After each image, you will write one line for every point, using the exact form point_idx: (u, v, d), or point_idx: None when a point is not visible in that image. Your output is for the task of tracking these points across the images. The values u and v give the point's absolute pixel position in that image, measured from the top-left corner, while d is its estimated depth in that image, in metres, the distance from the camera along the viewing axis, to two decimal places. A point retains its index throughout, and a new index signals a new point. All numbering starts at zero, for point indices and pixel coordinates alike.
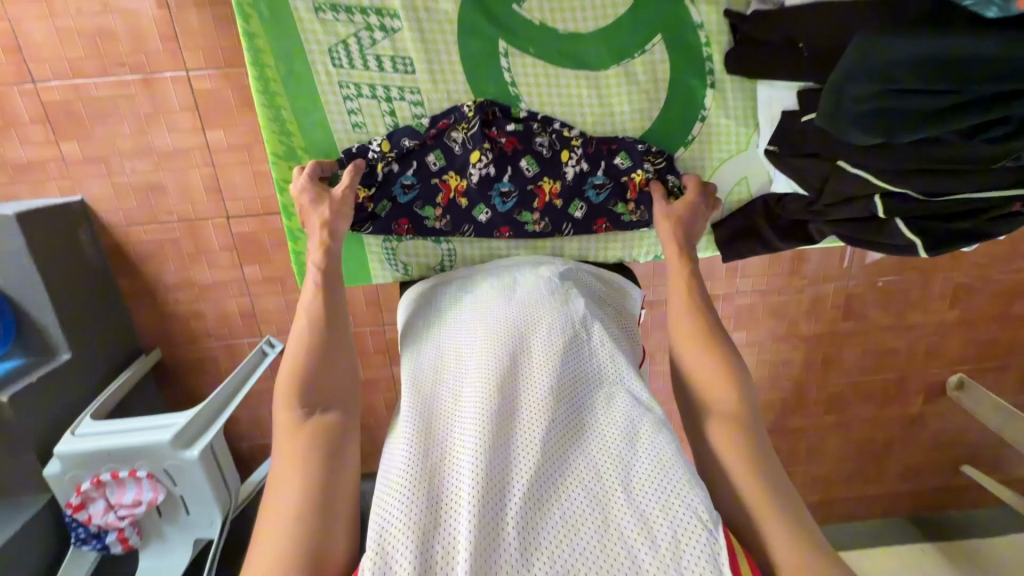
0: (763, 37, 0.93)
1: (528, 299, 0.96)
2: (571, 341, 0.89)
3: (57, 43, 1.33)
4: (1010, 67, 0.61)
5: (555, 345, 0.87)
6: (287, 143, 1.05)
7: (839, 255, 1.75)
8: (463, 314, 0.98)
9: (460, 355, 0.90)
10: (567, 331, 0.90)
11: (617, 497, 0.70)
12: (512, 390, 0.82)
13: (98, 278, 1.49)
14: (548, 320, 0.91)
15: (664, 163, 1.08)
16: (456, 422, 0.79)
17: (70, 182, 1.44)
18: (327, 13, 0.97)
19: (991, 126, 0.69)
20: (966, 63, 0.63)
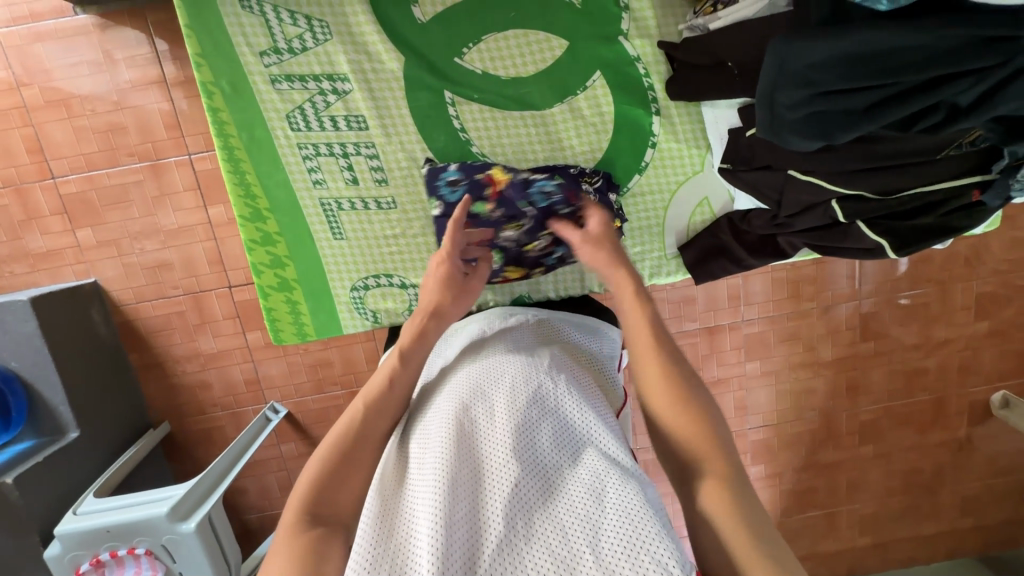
0: (696, 61, 0.94)
1: (493, 359, 0.94)
2: (536, 396, 0.85)
3: (75, 141, 1.46)
4: (925, 53, 0.61)
5: (518, 402, 0.84)
6: (254, 206, 1.08)
7: (845, 274, 1.70)
8: (433, 382, 0.96)
9: (424, 423, 0.87)
10: (530, 386, 0.87)
11: (584, 562, 0.63)
12: (473, 453, 0.78)
13: (108, 355, 1.55)
14: (511, 376, 0.88)
15: (601, 181, 1.08)
16: (417, 497, 0.75)
17: (84, 266, 1.53)
18: (282, 83, 1.03)
19: (919, 118, 0.68)
20: (883, 56, 0.63)
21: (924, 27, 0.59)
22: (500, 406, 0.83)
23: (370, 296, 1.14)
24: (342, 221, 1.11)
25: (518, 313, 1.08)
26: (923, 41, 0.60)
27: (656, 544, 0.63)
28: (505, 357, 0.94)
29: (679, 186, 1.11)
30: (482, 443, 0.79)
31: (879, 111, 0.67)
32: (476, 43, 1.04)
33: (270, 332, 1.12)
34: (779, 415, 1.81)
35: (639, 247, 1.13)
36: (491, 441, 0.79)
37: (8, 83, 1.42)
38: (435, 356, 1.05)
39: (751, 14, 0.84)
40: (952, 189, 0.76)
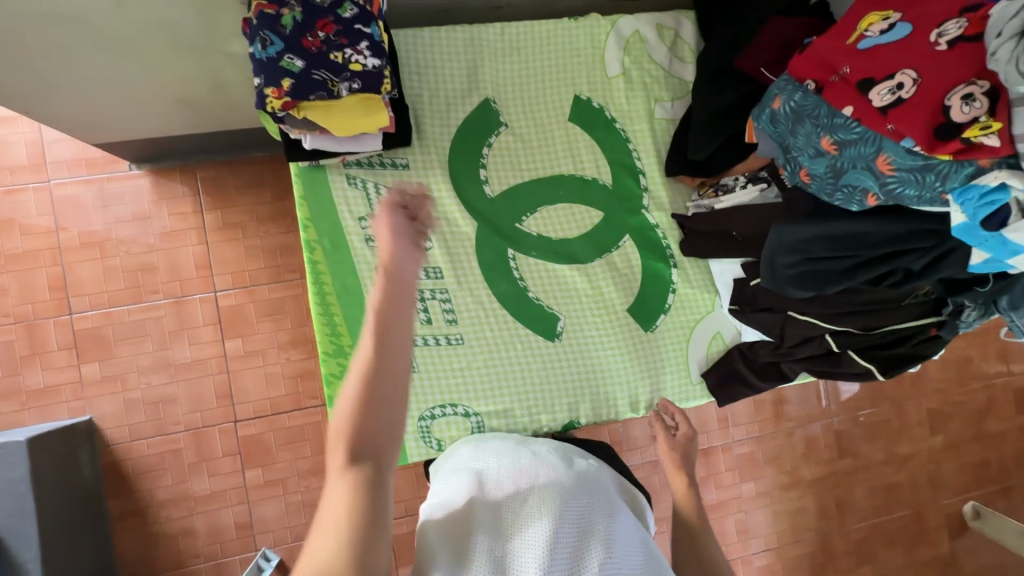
0: (708, 229, 1.14)
1: (588, 476, 0.91)
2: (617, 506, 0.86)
3: (101, 279, 1.51)
4: (886, 238, 0.85)
5: (604, 506, 0.83)
6: (335, 342, 1.06)
7: (815, 396, 1.88)
8: (507, 459, 0.93)
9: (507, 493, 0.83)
10: (610, 496, 0.88)
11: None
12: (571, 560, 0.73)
13: (87, 501, 1.43)
14: (608, 501, 0.85)
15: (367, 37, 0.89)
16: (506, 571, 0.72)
17: (82, 403, 1.49)
18: (375, 240, 1.09)
19: (885, 277, 0.91)
20: (856, 236, 0.86)
21: (878, 221, 0.85)
22: (588, 503, 0.83)
23: (438, 426, 1.08)
24: (416, 356, 1.09)
25: (571, 446, 1.06)
26: (880, 228, 0.85)
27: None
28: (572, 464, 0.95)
29: (694, 324, 1.23)
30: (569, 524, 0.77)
31: (856, 271, 0.89)
32: (533, 212, 1.18)
33: None
34: (779, 538, 1.84)
35: (670, 374, 1.20)
36: (582, 526, 0.78)
37: (47, 227, 1.50)
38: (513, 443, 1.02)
39: (749, 199, 1.07)
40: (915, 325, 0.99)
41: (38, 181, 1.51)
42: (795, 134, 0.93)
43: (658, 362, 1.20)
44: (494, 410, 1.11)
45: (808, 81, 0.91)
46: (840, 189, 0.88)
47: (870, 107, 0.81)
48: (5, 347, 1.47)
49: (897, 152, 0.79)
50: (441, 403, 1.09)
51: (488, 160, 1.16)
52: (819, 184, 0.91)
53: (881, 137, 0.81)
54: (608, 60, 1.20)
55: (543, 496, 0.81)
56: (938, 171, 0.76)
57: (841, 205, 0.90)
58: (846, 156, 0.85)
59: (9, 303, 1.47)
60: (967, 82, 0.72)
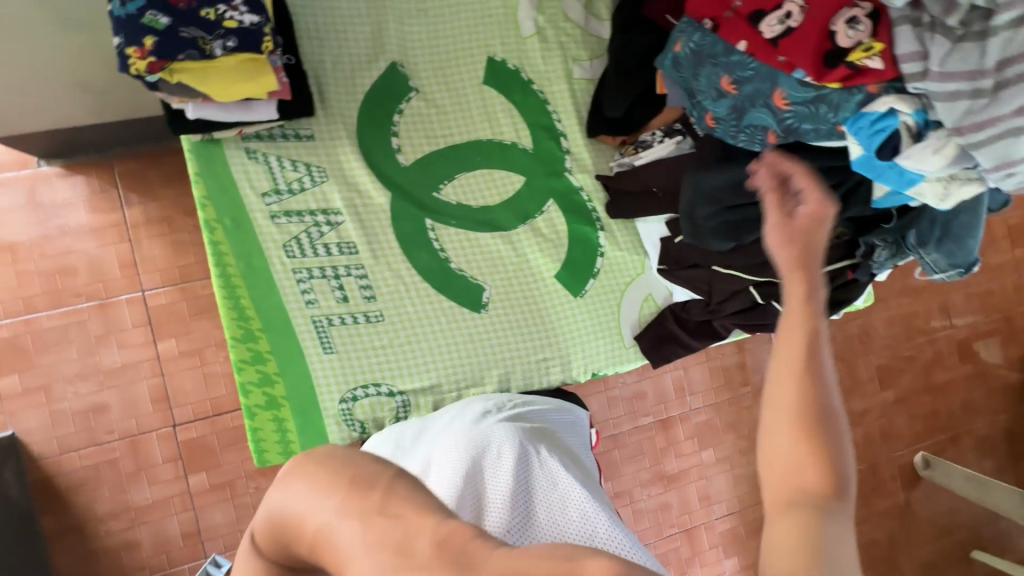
0: (631, 187, 1.13)
1: (468, 406, 1.03)
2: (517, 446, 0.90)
3: (14, 285, 1.42)
4: None
5: (503, 464, 0.87)
6: (245, 326, 1.01)
7: (769, 359, 1.91)
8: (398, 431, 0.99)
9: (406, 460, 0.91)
10: (512, 437, 0.92)
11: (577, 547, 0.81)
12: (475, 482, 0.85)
13: (15, 520, 1.34)
14: (487, 412, 0.99)
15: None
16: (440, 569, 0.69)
17: (2, 418, 1.39)
18: (281, 217, 1.04)
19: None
20: None
21: (784, 159, 0.89)
22: (487, 462, 0.88)
23: (360, 407, 1.04)
24: (333, 336, 1.05)
25: (494, 398, 1.06)
26: None
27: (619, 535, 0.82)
28: (474, 419, 0.97)
29: (625, 287, 1.21)
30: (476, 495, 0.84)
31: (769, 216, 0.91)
32: (451, 180, 1.14)
33: (254, 457, 0.99)
34: (741, 502, 1.86)
35: (602, 340, 1.18)
36: (472, 448, 0.89)
37: None
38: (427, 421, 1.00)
39: (667, 152, 1.07)
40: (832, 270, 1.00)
41: None
42: (698, 78, 0.98)
43: (589, 327, 1.18)
44: (419, 388, 1.07)
45: (705, 20, 0.94)
46: (743, 130, 0.94)
47: (761, 40, 0.86)
48: None
49: (789, 85, 0.86)
50: (362, 383, 1.05)
51: (400, 128, 1.11)
52: (723, 127, 0.97)
53: (774, 71, 0.87)
54: (521, 20, 1.17)
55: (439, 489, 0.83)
56: (830, 101, 0.82)
57: (744, 145, 0.96)
58: (748, 92, 0.91)
59: None
60: (851, 7, 0.78)
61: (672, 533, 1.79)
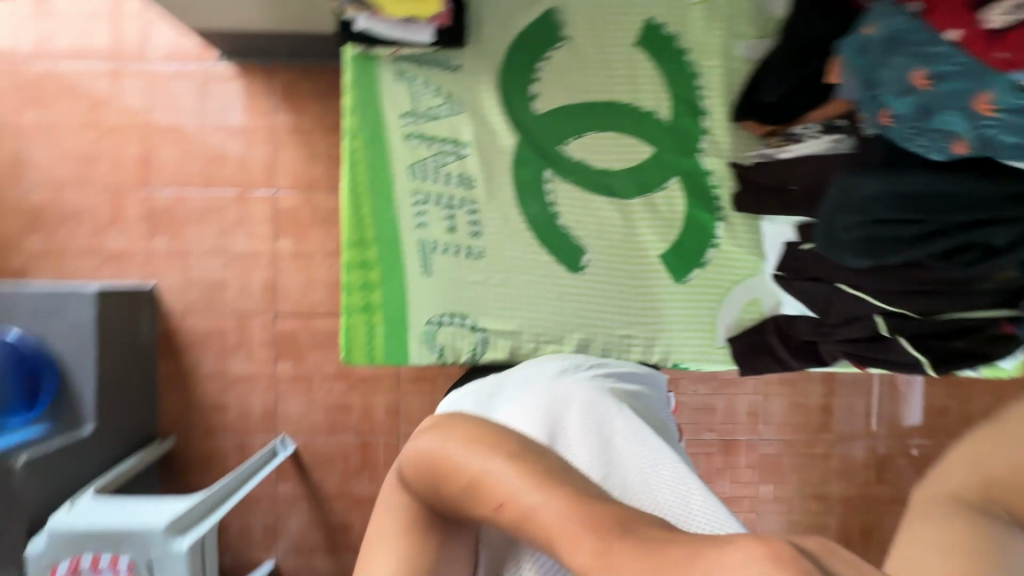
0: (772, 180, 1.04)
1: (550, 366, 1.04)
2: (598, 402, 0.90)
3: (179, 162, 1.63)
4: (970, 203, 0.73)
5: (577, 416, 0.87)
6: (361, 231, 1.09)
7: (863, 413, 1.73)
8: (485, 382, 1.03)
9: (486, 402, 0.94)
10: (592, 393, 0.91)
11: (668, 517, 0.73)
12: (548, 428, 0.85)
13: (141, 358, 1.58)
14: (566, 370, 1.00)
15: None
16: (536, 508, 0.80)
17: (148, 272, 1.63)
18: (414, 138, 1.09)
19: (957, 253, 0.79)
20: (934, 199, 0.75)
21: (957, 178, 0.74)
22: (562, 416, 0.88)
23: (442, 333, 1.10)
24: (434, 262, 1.10)
25: (572, 358, 1.06)
26: (963, 191, 0.73)
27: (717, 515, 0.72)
28: (553, 375, 0.98)
29: (732, 285, 1.16)
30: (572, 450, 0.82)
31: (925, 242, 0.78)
32: (578, 136, 1.13)
33: (342, 350, 1.08)
34: None
35: (692, 332, 1.15)
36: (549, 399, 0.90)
37: (140, 107, 1.63)
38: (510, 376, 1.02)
39: (817, 150, 0.96)
40: (986, 318, 0.87)
41: (138, 62, 1.63)
42: (885, 66, 0.80)
43: (679, 316, 1.15)
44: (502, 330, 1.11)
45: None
46: (924, 135, 0.76)
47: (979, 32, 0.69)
48: (93, 209, 1.63)
49: (1001, 89, 0.69)
50: (450, 311, 1.11)
51: (542, 75, 1.11)
52: (899, 128, 0.79)
53: (984, 70, 0.70)
54: None
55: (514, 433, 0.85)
56: None
57: (919, 154, 0.78)
58: (942, 92, 0.73)
59: (101, 171, 1.63)
60: None
61: None
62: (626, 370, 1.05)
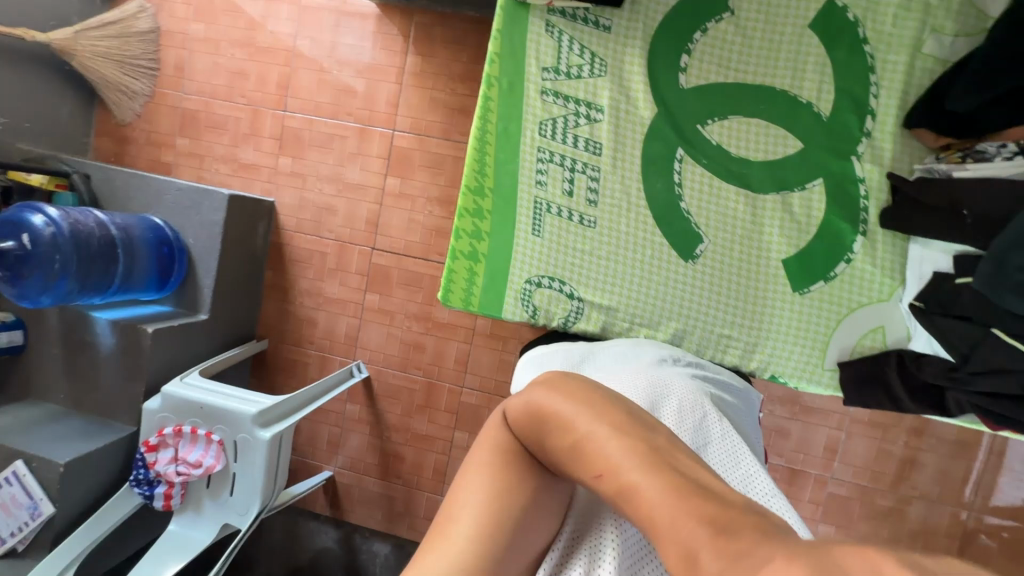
0: (929, 201, 0.94)
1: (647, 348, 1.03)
2: (697, 405, 0.86)
3: (314, 89, 1.73)
4: None
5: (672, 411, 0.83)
6: (480, 181, 1.12)
7: (961, 478, 1.56)
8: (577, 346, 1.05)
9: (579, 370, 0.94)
10: (693, 393, 0.88)
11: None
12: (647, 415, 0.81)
13: (254, 263, 1.74)
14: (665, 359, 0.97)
15: None
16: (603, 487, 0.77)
17: (272, 187, 1.77)
18: (549, 95, 1.08)
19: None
20: None
21: None
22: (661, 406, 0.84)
23: (539, 294, 1.12)
24: (545, 223, 1.11)
25: (669, 347, 1.04)
26: None
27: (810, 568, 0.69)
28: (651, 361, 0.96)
29: (855, 307, 1.06)
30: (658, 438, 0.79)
31: None
32: (721, 118, 1.06)
33: (441, 291, 1.13)
34: None
35: (799, 348, 1.08)
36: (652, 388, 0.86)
37: (290, 32, 1.74)
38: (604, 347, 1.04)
39: (1009, 175, 0.87)
40: None
41: None
42: None
43: (787, 328, 1.08)
44: (597, 303, 1.11)
45: None
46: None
47: None
48: (235, 121, 1.78)
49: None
50: (551, 274, 1.12)
51: (695, 47, 1.05)
52: None
53: None
54: None
55: None
56: None
57: None
58: None
59: (247, 87, 1.77)
60: None
61: None
62: (724, 380, 1.01)
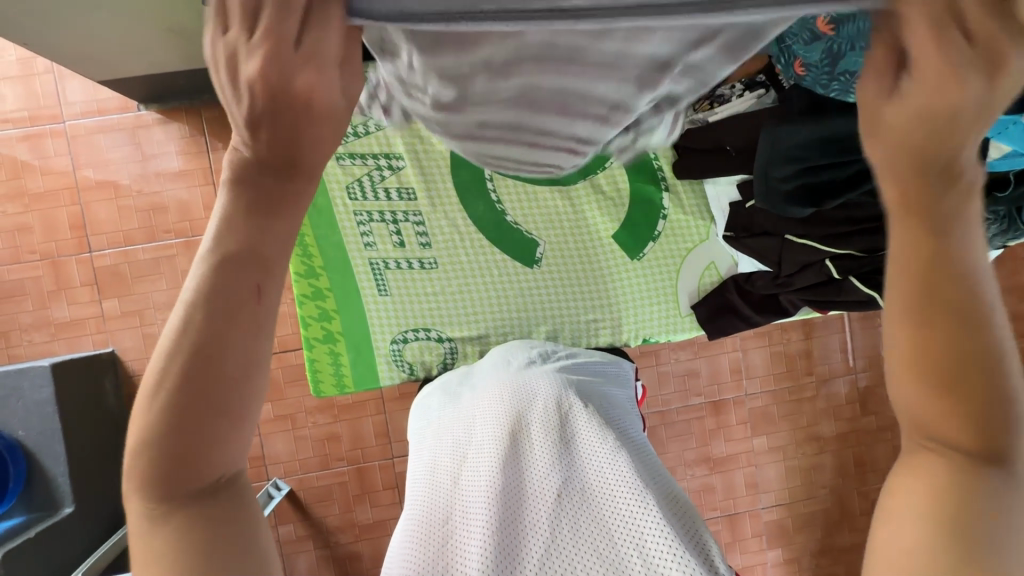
0: (700, 145, 1.06)
1: (512, 348, 1.04)
2: (568, 399, 0.86)
3: (117, 218, 1.57)
4: None
5: (537, 421, 0.82)
6: (308, 263, 1.10)
7: (840, 350, 1.78)
8: (455, 372, 1.05)
9: (456, 396, 0.95)
10: (563, 387, 0.88)
11: (630, 565, 0.64)
12: (515, 437, 0.80)
13: (112, 425, 1.53)
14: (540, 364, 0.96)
15: None
16: (472, 495, 0.73)
17: (104, 336, 1.57)
18: (346, 159, 1.09)
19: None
20: None
21: None
22: (528, 416, 0.83)
23: (409, 348, 1.13)
24: (388, 279, 1.12)
25: (539, 345, 1.05)
26: None
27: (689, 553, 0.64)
28: (520, 365, 0.97)
29: (687, 254, 1.17)
30: (522, 453, 0.78)
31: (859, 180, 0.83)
32: None
33: (310, 384, 1.10)
34: (791, 494, 1.78)
35: (656, 306, 1.17)
36: (519, 401, 0.86)
37: (65, 168, 1.56)
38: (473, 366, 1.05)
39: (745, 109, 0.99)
40: None
41: (55, 123, 1.55)
42: None
43: (640, 291, 1.16)
44: (466, 336, 1.13)
45: None
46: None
47: None
48: (34, 282, 1.55)
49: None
50: (412, 326, 1.12)
51: None
52: None
53: None
54: None
55: (473, 429, 0.83)
56: None
57: None
58: None
59: (35, 241, 1.55)
60: None
61: (713, 516, 1.75)
62: (602, 363, 1.04)
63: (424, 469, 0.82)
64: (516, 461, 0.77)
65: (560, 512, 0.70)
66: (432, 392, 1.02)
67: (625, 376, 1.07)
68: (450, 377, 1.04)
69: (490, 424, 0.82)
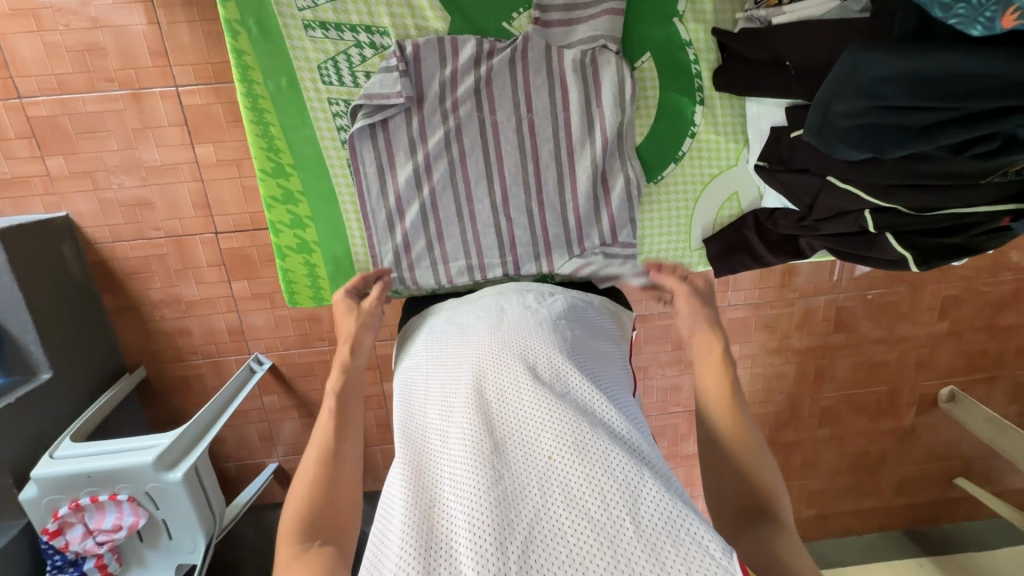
0: (753, 53, 1.01)
1: (505, 299, 0.99)
2: (563, 364, 0.82)
3: (45, 58, 1.32)
4: (1000, 86, 0.66)
5: (536, 393, 0.77)
6: (276, 160, 1.14)
7: (829, 269, 1.76)
8: (442, 319, 1.00)
9: (444, 351, 0.91)
10: (555, 347, 0.85)
11: (624, 534, 0.62)
12: (510, 415, 0.76)
13: (78, 293, 1.46)
14: (535, 324, 0.90)
15: None
16: (461, 479, 0.69)
17: (54, 199, 1.42)
18: (315, 30, 1.07)
19: (974, 144, 0.75)
20: (965, 79, 0.68)
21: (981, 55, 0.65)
22: (524, 386, 0.79)
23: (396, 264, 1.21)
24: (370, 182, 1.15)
25: (534, 290, 1.03)
26: (1000, 69, 0.64)
27: (693, 525, 0.64)
28: (511, 319, 0.92)
29: (712, 178, 1.21)
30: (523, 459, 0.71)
31: (937, 133, 0.74)
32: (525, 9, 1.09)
33: (286, 294, 1.21)
34: (749, 397, 1.92)
35: (668, 237, 1.24)
36: (511, 369, 0.82)
37: None
38: (455, 316, 1.00)
39: (823, 14, 0.92)
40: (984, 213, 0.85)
41: None
42: None
43: (652, 216, 1.22)
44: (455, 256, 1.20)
45: None
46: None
47: None
48: None
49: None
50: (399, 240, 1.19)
51: None
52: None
53: None
54: None
55: (465, 396, 0.80)
56: None
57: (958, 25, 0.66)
58: None
59: None
60: None
61: (674, 410, 1.89)
62: (591, 312, 1.02)
63: (415, 439, 0.80)
64: (513, 445, 0.73)
65: (567, 511, 0.65)
66: (420, 333, 1.01)
67: (622, 329, 1.08)
68: (440, 326, 0.99)
69: (479, 387, 0.80)
